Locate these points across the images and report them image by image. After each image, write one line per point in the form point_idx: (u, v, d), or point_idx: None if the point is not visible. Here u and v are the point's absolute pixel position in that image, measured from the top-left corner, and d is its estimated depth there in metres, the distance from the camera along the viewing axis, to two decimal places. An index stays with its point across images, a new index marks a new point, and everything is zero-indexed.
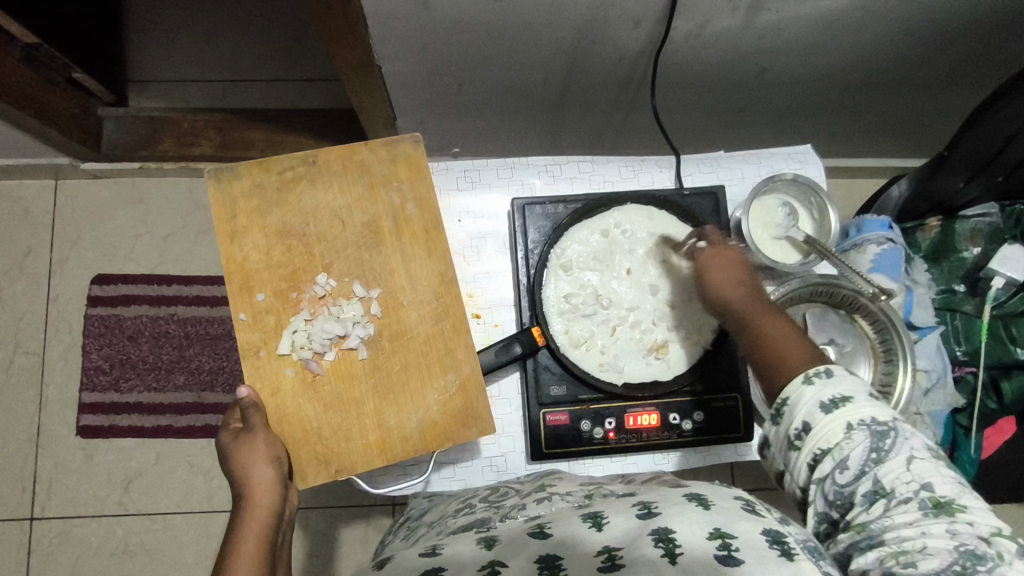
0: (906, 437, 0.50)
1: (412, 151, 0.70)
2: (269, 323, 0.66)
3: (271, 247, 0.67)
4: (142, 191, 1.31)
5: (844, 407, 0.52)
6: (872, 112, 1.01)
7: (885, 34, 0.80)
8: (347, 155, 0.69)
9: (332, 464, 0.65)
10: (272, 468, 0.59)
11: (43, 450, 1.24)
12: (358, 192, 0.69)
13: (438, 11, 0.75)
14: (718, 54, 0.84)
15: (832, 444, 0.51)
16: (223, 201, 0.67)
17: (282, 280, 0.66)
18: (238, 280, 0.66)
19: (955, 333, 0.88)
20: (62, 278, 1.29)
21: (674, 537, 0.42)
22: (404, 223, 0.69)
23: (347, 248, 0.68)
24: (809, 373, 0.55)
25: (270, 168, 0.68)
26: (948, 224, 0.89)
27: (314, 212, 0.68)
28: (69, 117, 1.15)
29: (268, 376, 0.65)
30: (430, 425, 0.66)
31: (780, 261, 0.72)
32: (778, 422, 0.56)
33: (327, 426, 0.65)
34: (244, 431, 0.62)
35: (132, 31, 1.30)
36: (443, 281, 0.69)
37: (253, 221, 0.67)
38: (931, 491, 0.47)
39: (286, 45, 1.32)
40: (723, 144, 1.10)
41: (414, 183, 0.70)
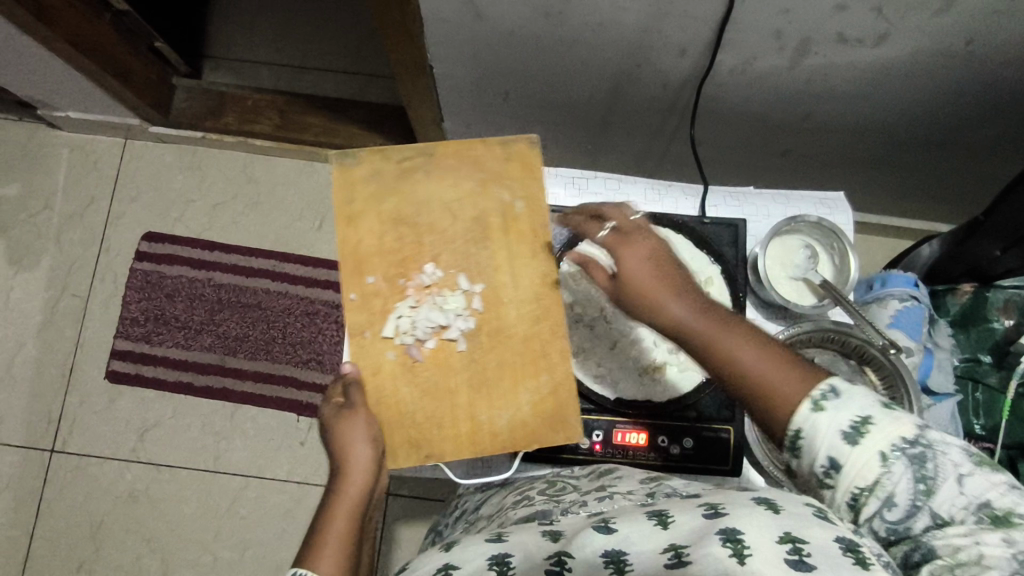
0: (943, 449, 0.45)
1: (528, 150, 0.69)
2: (376, 307, 0.66)
3: (384, 232, 0.67)
4: (200, 159, 1.39)
5: (869, 435, 0.45)
6: (918, 170, 0.99)
7: (936, 91, 0.79)
8: (462, 148, 0.69)
9: (422, 450, 0.66)
10: (370, 447, 0.62)
11: (73, 388, 1.31)
12: (469, 186, 0.69)
13: (490, 19, 0.78)
14: (762, 92, 0.84)
15: (872, 482, 0.44)
16: (343, 183, 0.67)
17: (392, 266, 0.67)
18: (351, 262, 0.66)
19: (975, 405, 0.85)
20: (116, 230, 1.37)
21: (742, 538, 0.41)
22: (514, 222, 0.69)
23: (454, 242, 0.68)
24: (816, 398, 0.46)
25: (390, 156, 0.68)
26: (982, 292, 0.86)
27: (428, 203, 0.68)
28: (146, 81, 1.23)
29: (370, 357, 0.66)
30: (520, 425, 0.66)
31: (791, 301, 0.72)
32: (797, 460, 0.48)
33: (422, 411, 0.66)
34: (345, 407, 0.64)
35: (214, 10, 1.39)
36: (544, 282, 0.68)
37: (371, 207, 0.67)
38: (987, 507, 0.43)
39: (354, 40, 1.39)
40: (762, 184, 1.10)
41: (525, 181, 0.69)
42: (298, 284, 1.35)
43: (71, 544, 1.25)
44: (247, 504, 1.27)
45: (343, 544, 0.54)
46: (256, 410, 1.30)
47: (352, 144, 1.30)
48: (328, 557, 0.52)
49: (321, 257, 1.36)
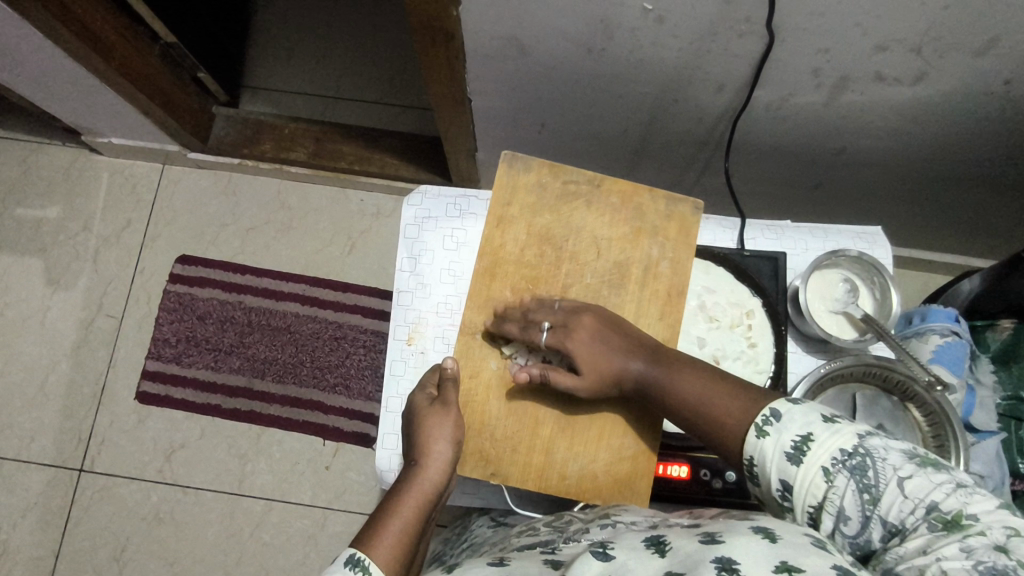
0: (883, 457, 0.48)
1: (689, 215, 0.75)
2: (495, 311, 0.73)
3: (527, 244, 0.74)
4: (236, 185, 1.42)
5: (808, 451, 0.50)
6: (951, 206, 0.99)
7: (971, 130, 0.80)
8: (629, 194, 0.75)
9: (490, 465, 0.70)
10: (451, 449, 0.66)
11: (103, 407, 1.33)
12: (624, 231, 0.74)
13: (533, 56, 0.80)
14: (798, 127, 0.85)
15: (819, 496, 0.49)
16: (508, 184, 0.75)
17: (523, 279, 0.73)
18: (488, 260, 0.74)
19: (1019, 444, 0.82)
20: (151, 252, 1.40)
21: (737, 568, 0.41)
22: (652, 278, 0.73)
23: (593, 278, 0.73)
24: (759, 425, 0.54)
25: (560, 176, 0.76)
26: (1022, 328, 0.85)
27: (579, 231, 0.75)
28: (187, 109, 1.27)
29: (476, 357, 0.72)
30: (589, 476, 0.70)
31: (833, 335, 0.71)
32: (762, 485, 0.54)
33: (503, 429, 0.70)
34: (438, 400, 0.69)
35: (255, 43, 1.44)
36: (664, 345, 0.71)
37: (523, 216, 0.75)
38: (935, 510, 0.44)
39: (387, 73, 1.43)
40: (794, 217, 1.10)
41: (678, 245, 0.74)
42: (328, 309, 1.36)
43: (94, 565, 1.25)
44: (270, 528, 1.26)
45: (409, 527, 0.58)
46: (282, 433, 1.31)
47: (385, 172, 1.32)
48: (392, 533, 0.57)
49: (352, 282, 1.37)
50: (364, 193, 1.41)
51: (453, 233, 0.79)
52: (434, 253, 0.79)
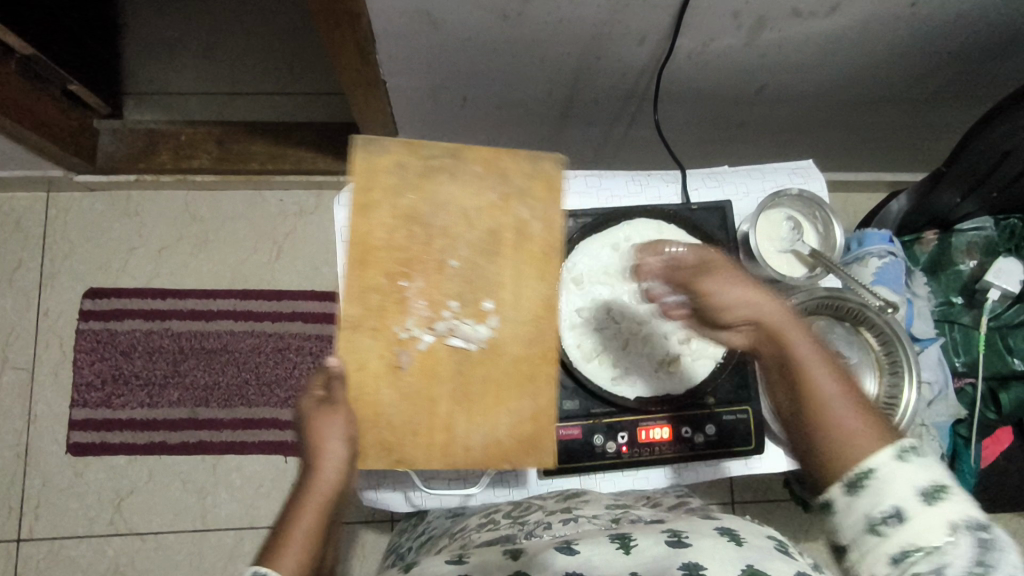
0: (1017, 559, 0.43)
1: (553, 171, 0.61)
2: (373, 302, 0.59)
3: (396, 228, 0.59)
4: (136, 203, 1.30)
5: (944, 501, 0.45)
6: (867, 128, 1.03)
7: (881, 53, 0.82)
8: (492, 158, 0.61)
9: (393, 455, 0.59)
10: (345, 445, 0.56)
11: (32, 467, 1.21)
12: (490, 197, 0.61)
13: (446, 28, 0.75)
14: (721, 70, 0.85)
15: (931, 541, 0.44)
16: (363, 171, 0.58)
17: (395, 265, 0.59)
18: (358, 254, 0.58)
19: (954, 345, 0.90)
20: (53, 292, 1.27)
21: (704, 571, 0.45)
22: (526, 241, 0.61)
23: (466, 254, 0.60)
24: (902, 447, 0.48)
25: (418, 150, 0.60)
26: (946, 238, 0.92)
27: (444, 207, 0.60)
28: (65, 129, 1.14)
29: (358, 349, 0.58)
30: (497, 444, 0.60)
31: (787, 274, 0.73)
32: (855, 500, 0.48)
33: (400, 416, 0.59)
34: (326, 400, 0.57)
35: (129, 44, 1.30)
36: (549, 305, 0.61)
37: (388, 198, 0.59)
38: None
39: (283, 59, 1.32)
40: (725, 158, 1.11)
41: (548, 206, 0.61)
42: (264, 321, 1.28)
43: None
44: (244, 558, 1.20)
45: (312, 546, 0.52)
46: (240, 458, 1.24)
47: (300, 168, 1.23)
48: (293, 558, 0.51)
49: (286, 288, 1.29)
50: (281, 191, 1.31)
51: None
52: None
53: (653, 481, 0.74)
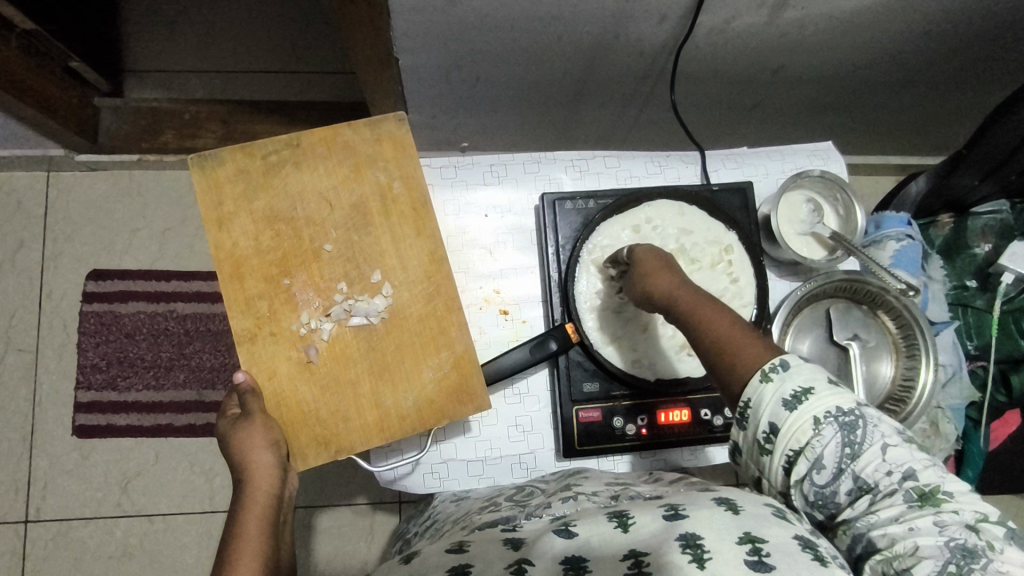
0: (876, 423, 0.49)
1: (397, 130, 0.68)
2: (262, 309, 0.64)
3: (259, 232, 0.64)
4: (138, 184, 1.27)
5: (807, 402, 0.49)
6: (882, 110, 1.02)
7: (904, 33, 0.81)
8: (331, 136, 0.67)
9: (331, 445, 0.63)
10: (270, 451, 0.58)
11: (38, 450, 1.20)
12: (344, 173, 0.67)
13: (464, 6, 0.73)
14: (740, 49, 0.84)
15: (804, 444, 0.49)
16: (209, 188, 0.64)
17: (270, 266, 0.64)
18: (228, 266, 0.64)
19: (967, 328, 0.90)
20: (55, 273, 1.25)
21: (702, 543, 0.44)
22: (392, 204, 0.67)
23: (338, 231, 0.66)
24: (766, 370, 0.52)
25: (254, 153, 0.66)
26: (961, 222, 0.93)
27: (301, 196, 0.66)
28: (65, 107, 1.11)
29: (266, 359, 0.63)
30: (426, 403, 0.65)
31: (806, 256, 0.72)
32: (744, 428, 0.53)
33: (326, 408, 0.63)
34: (242, 417, 0.61)
35: (128, 19, 1.26)
36: (434, 259, 0.67)
37: (241, 206, 0.65)
38: (914, 481, 0.47)
39: (287, 37, 1.29)
40: (738, 139, 1.10)
41: (400, 162, 0.67)
42: None
43: None
44: None
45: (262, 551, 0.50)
46: None
47: None
48: (247, 567, 0.48)
49: None
50: None
51: None
52: None
53: (669, 463, 0.74)
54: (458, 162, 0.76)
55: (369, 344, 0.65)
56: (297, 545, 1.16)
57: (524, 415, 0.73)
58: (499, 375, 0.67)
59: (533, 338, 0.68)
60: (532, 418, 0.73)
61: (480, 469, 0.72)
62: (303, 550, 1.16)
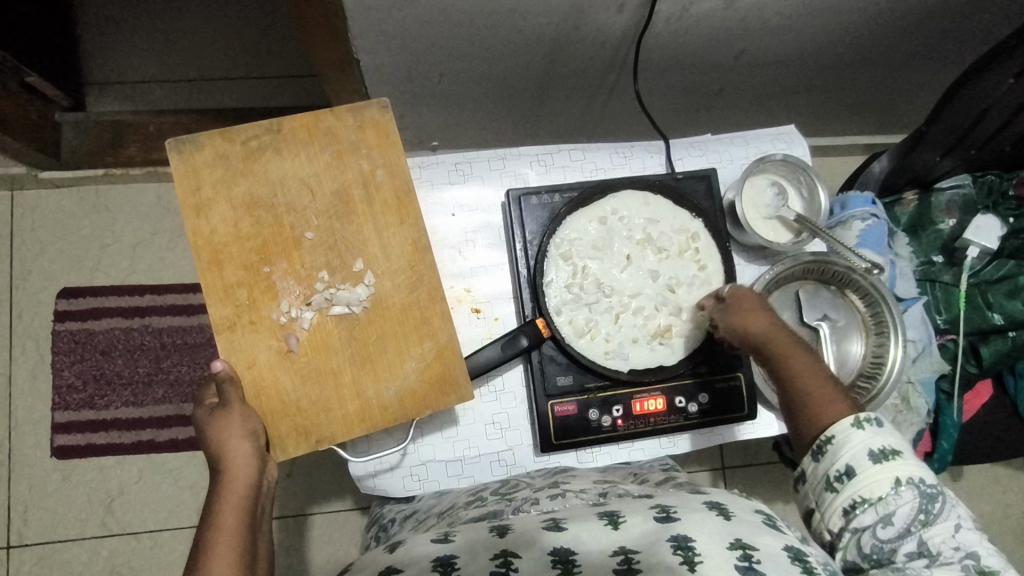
0: (953, 504, 0.56)
1: (381, 117, 0.67)
2: (241, 298, 0.63)
3: (239, 219, 0.64)
4: (105, 198, 1.25)
5: (895, 462, 0.55)
6: (845, 90, 1.03)
7: (859, 14, 0.82)
8: (313, 123, 0.66)
9: (311, 435, 0.63)
10: (249, 442, 0.58)
11: (17, 473, 1.19)
12: (325, 159, 0.66)
13: (420, 3, 0.73)
14: (700, 36, 0.84)
15: (878, 495, 0.55)
16: (187, 173, 0.63)
17: (251, 253, 0.63)
18: (207, 253, 0.63)
19: (936, 303, 0.92)
20: (25, 293, 1.23)
21: (693, 545, 0.46)
22: (375, 192, 0.66)
23: (318, 219, 0.65)
24: (861, 418, 0.58)
25: (233, 138, 0.65)
26: (926, 198, 0.93)
27: (281, 183, 0.65)
28: (25, 124, 1.10)
29: (245, 348, 0.63)
30: (408, 393, 0.65)
31: (772, 240, 0.73)
32: (820, 460, 0.59)
33: (306, 398, 0.63)
34: (220, 406, 0.60)
35: (86, 31, 1.24)
36: (417, 247, 0.66)
37: (220, 194, 0.64)
38: (974, 560, 0.53)
39: (249, 42, 1.27)
40: (706, 125, 1.10)
41: (383, 149, 0.66)
42: None
43: None
44: None
45: (238, 545, 0.51)
46: None
47: None
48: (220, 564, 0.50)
49: None
50: None
51: None
52: None
53: (648, 453, 0.74)
54: (423, 161, 0.75)
55: (354, 334, 0.64)
56: (288, 553, 1.15)
57: (501, 412, 0.73)
58: (476, 373, 0.67)
59: (504, 335, 0.68)
60: (509, 414, 0.73)
61: (459, 469, 0.72)
62: (293, 559, 1.15)
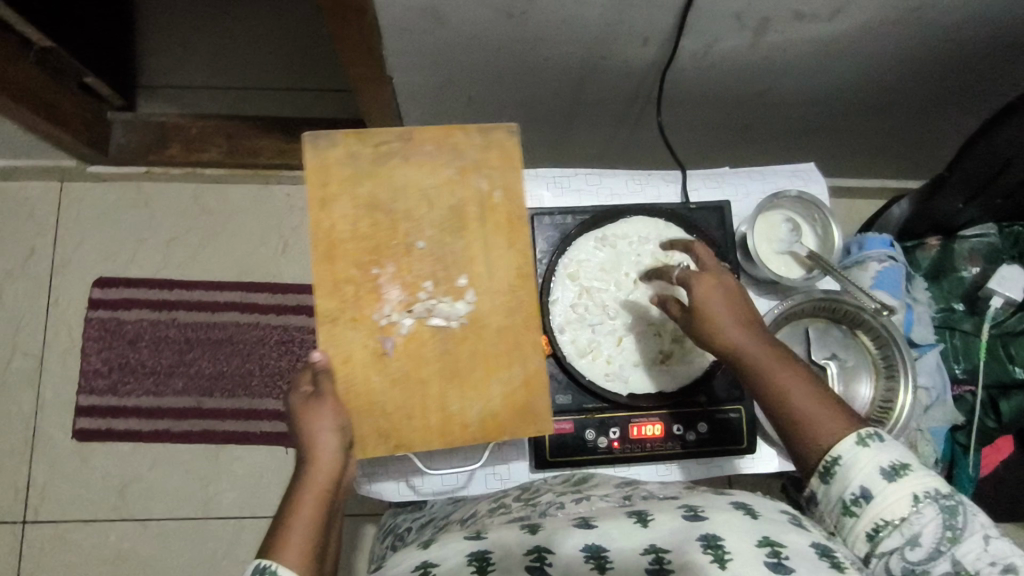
0: (974, 512, 0.51)
1: (507, 141, 0.68)
2: (347, 294, 0.64)
3: (359, 217, 0.65)
4: (147, 195, 1.32)
5: (907, 477, 0.51)
6: (871, 133, 1.03)
7: (885, 58, 0.82)
8: (442, 136, 0.67)
9: (392, 439, 0.64)
10: (336, 436, 0.58)
11: (39, 452, 1.23)
12: (448, 173, 0.67)
13: (452, 25, 0.76)
14: (725, 72, 0.85)
15: (901, 516, 0.50)
16: (316, 164, 0.64)
17: (362, 252, 0.65)
18: (323, 246, 0.64)
19: (954, 350, 0.89)
20: (64, 279, 1.29)
21: (722, 544, 0.46)
22: (490, 212, 0.67)
23: (432, 231, 0.66)
24: (863, 434, 0.53)
25: (366, 138, 0.66)
26: (948, 244, 0.92)
27: (403, 190, 0.66)
28: (78, 120, 1.16)
29: (345, 344, 0.64)
30: (490, 416, 0.65)
31: (783, 276, 0.73)
32: (829, 484, 0.53)
33: (393, 402, 0.64)
34: (314, 395, 0.60)
35: (144, 38, 1.32)
36: (523, 272, 0.67)
37: (344, 189, 0.65)
38: (1012, 570, 0.49)
39: (294, 56, 1.33)
40: (729, 159, 1.11)
41: (505, 173, 0.67)
42: (269, 314, 1.29)
43: None
44: (246, 548, 1.21)
45: (316, 539, 0.51)
46: (240, 448, 1.25)
47: None
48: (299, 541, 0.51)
49: (291, 283, 1.31)
50: (289, 186, 1.33)
51: None
52: None
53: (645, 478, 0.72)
54: None
55: (452, 351, 0.65)
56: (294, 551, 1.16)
57: None
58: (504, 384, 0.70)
59: None
60: None
61: (455, 480, 0.73)
62: None
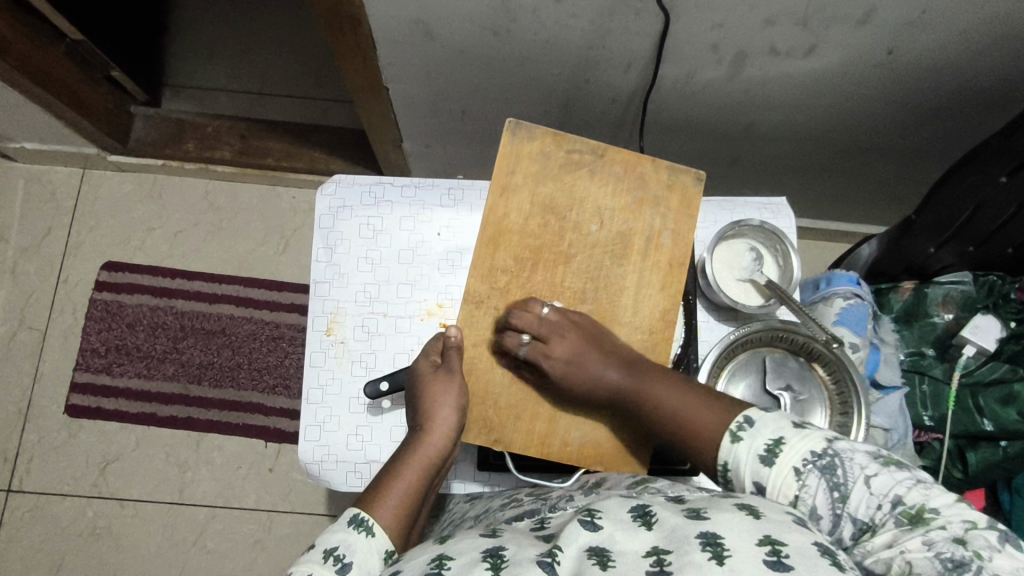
0: (850, 456, 0.50)
1: (691, 188, 0.72)
2: (500, 281, 0.70)
3: (532, 215, 0.70)
4: (161, 187, 1.38)
5: (778, 453, 0.51)
6: (858, 174, 1.05)
7: (865, 97, 0.84)
8: (632, 163, 0.72)
9: (493, 433, 0.69)
10: (455, 415, 0.64)
11: (31, 424, 1.27)
12: (629, 201, 0.72)
13: (441, 41, 0.80)
14: (707, 104, 0.88)
15: (792, 496, 0.49)
16: (511, 153, 0.70)
17: (526, 251, 0.70)
18: (492, 231, 0.70)
19: (923, 398, 0.89)
20: (74, 260, 1.35)
21: (722, 542, 0.41)
22: (655, 250, 0.72)
23: (598, 251, 0.71)
24: (732, 431, 0.54)
25: (563, 143, 0.71)
26: (921, 288, 0.91)
27: (582, 202, 0.71)
28: (100, 109, 1.23)
29: (481, 328, 0.70)
30: (591, 443, 0.70)
31: (740, 301, 0.74)
32: (733, 488, 0.54)
33: (508, 398, 0.69)
34: (442, 369, 0.67)
35: (175, 42, 1.40)
36: (664, 318, 0.72)
37: (527, 184, 0.70)
38: (902, 505, 0.46)
39: (314, 68, 1.41)
40: (718, 192, 1.13)
41: (679, 216, 0.72)
42: (263, 309, 1.33)
43: None
44: (214, 536, 1.23)
45: (409, 506, 0.57)
46: (221, 437, 1.28)
47: (314, 167, 1.31)
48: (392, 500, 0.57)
49: (288, 281, 1.35)
50: (296, 189, 1.39)
51: (369, 221, 0.79)
52: (350, 242, 0.78)
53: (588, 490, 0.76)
54: (419, 183, 0.81)
55: None
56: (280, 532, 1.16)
57: None
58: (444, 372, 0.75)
59: None
60: None
61: None
62: None
